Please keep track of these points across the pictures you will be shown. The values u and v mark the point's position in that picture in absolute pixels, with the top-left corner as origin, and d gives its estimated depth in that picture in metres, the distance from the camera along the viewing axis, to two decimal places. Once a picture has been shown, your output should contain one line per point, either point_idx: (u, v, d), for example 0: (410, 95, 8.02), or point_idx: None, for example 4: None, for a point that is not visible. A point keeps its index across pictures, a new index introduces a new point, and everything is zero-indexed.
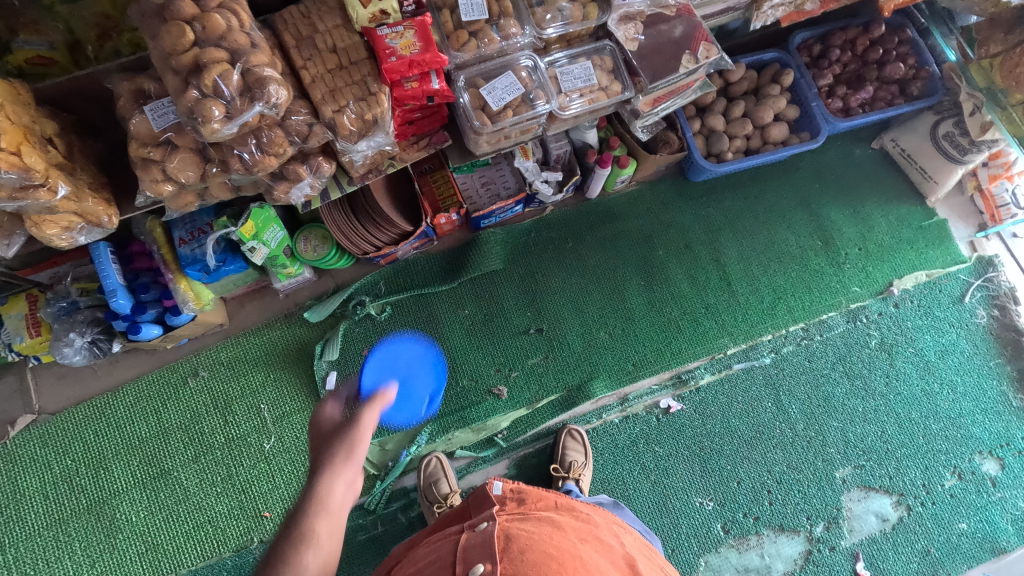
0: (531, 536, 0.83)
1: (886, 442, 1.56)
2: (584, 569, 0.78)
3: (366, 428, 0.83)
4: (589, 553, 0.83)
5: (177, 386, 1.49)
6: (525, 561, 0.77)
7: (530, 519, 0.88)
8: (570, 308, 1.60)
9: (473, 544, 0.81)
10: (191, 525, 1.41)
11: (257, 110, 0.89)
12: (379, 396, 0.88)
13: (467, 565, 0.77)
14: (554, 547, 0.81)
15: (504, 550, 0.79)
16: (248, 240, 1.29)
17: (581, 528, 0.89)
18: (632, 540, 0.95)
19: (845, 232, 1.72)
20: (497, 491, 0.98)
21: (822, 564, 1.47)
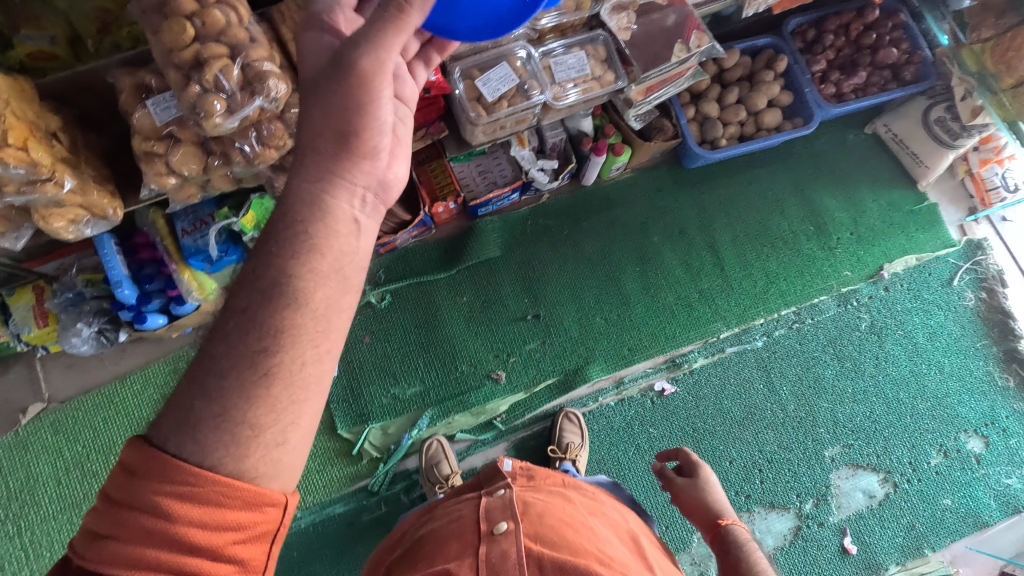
0: (547, 506, 0.88)
1: (874, 422, 1.61)
2: (596, 538, 0.84)
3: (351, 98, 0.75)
4: (599, 525, 0.88)
5: (183, 374, 1.52)
6: (545, 524, 0.83)
7: (543, 490, 0.93)
8: (566, 294, 1.63)
9: (495, 505, 0.87)
10: None
11: (258, 104, 0.92)
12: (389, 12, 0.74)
13: (491, 522, 0.83)
14: (568, 518, 0.86)
15: (524, 512, 0.85)
16: (250, 230, 1.31)
17: (591, 502, 0.94)
18: (639, 519, 1.00)
19: (837, 217, 1.74)
20: (508, 467, 0.98)
21: (811, 539, 1.53)
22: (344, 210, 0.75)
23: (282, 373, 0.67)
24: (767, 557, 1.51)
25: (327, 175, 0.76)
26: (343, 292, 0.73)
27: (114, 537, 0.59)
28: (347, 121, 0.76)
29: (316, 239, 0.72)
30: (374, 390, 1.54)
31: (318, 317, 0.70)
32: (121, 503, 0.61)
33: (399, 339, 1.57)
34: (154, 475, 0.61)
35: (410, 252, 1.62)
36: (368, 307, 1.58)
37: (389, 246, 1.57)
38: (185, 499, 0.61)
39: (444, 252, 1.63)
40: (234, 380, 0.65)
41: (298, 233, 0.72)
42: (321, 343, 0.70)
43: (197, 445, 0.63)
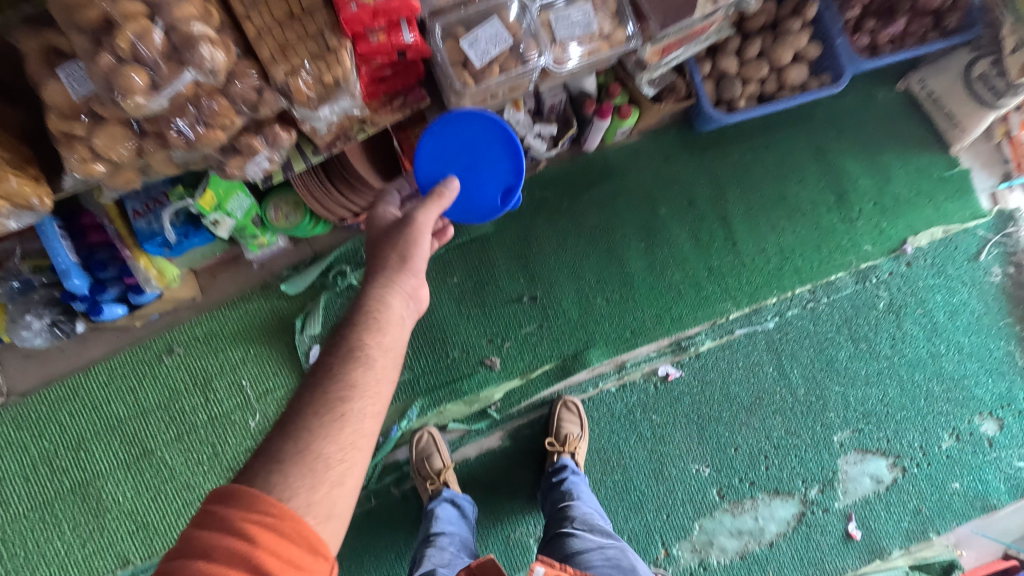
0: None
1: (886, 406, 1.54)
2: None
3: (419, 229, 1.00)
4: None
5: (152, 364, 1.41)
6: None
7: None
8: (565, 274, 1.51)
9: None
10: (182, 503, 1.39)
11: (189, 77, 0.76)
12: (437, 195, 1.02)
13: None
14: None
15: None
16: (210, 212, 1.16)
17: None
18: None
19: (861, 185, 1.60)
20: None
21: (815, 525, 1.49)
22: (396, 311, 0.95)
23: (350, 419, 0.81)
24: (769, 543, 1.47)
25: (386, 283, 0.97)
26: (394, 369, 0.91)
27: (201, 555, 0.64)
28: (402, 246, 0.99)
29: (380, 323, 0.92)
30: None
31: (376, 388, 0.86)
32: (209, 526, 0.67)
33: None
34: (244, 503, 0.69)
35: None
36: (350, 290, 1.46)
37: None
38: (267, 528, 0.68)
39: None
40: (316, 421, 0.79)
41: (368, 317, 0.92)
42: (376, 402, 0.85)
43: (282, 477, 0.73)
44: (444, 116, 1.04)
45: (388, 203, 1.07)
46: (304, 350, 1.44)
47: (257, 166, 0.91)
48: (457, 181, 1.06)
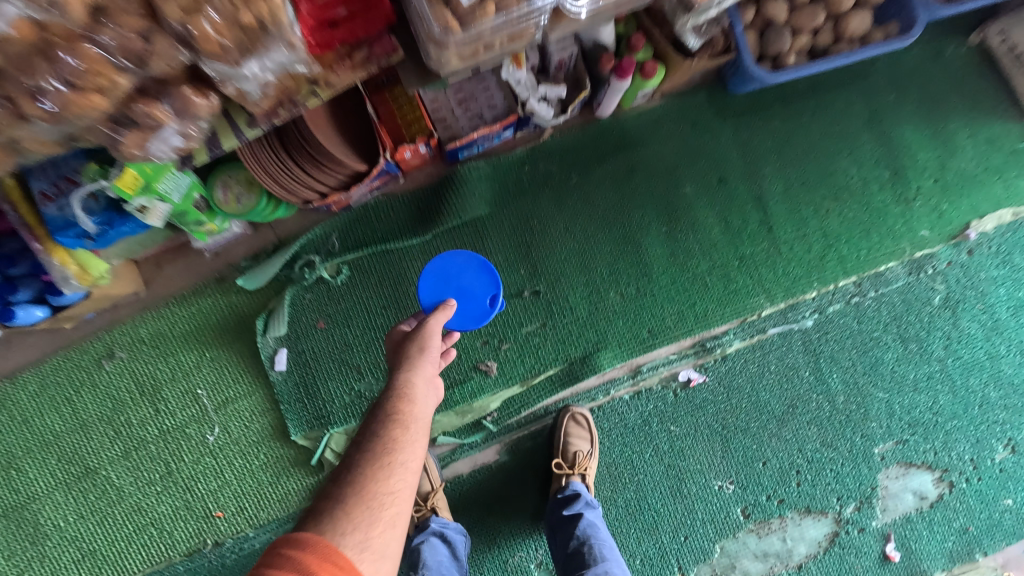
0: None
1: (936, 414, 1.35)
2: None
3: (432, 330, 0.96)
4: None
5: (90, 370, 1.21)
6: None
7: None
8: (573, 264, 1.29)
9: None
10: (132, 528, 1.21)
11: (21, 14, 0.54)
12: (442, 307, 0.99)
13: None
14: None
15: None
16: (135, 196, 0.92)
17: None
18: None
19: (921, 159, 1.36)
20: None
21: (849, 546, 1.33)
22: (427, 369, 0.93)
23: (396, 470, 0.82)
24: (797, 566, 1.31)
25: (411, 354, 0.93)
26: (425, 433, 0.90)
27: None
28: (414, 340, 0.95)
29: (411, 382, 0.90)
30: (334, 386, 1.24)
31: (414, 445, 0.86)
32: (281, 568, 0.68)
33: (362, 324, 1.25)
34: (318, 551, 0.70)
35: (372, 209, 1.26)
36: (321, 284, 1.24)
37: (343, 204, 1.20)
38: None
39: (416, 211, 1.27)
40: (366, 475, 0.81)
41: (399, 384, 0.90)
42: (415, 454, 0.85)
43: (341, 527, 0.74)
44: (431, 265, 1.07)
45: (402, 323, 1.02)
46: (268, 354, 1.23)
47: (165, 144, 0.70)
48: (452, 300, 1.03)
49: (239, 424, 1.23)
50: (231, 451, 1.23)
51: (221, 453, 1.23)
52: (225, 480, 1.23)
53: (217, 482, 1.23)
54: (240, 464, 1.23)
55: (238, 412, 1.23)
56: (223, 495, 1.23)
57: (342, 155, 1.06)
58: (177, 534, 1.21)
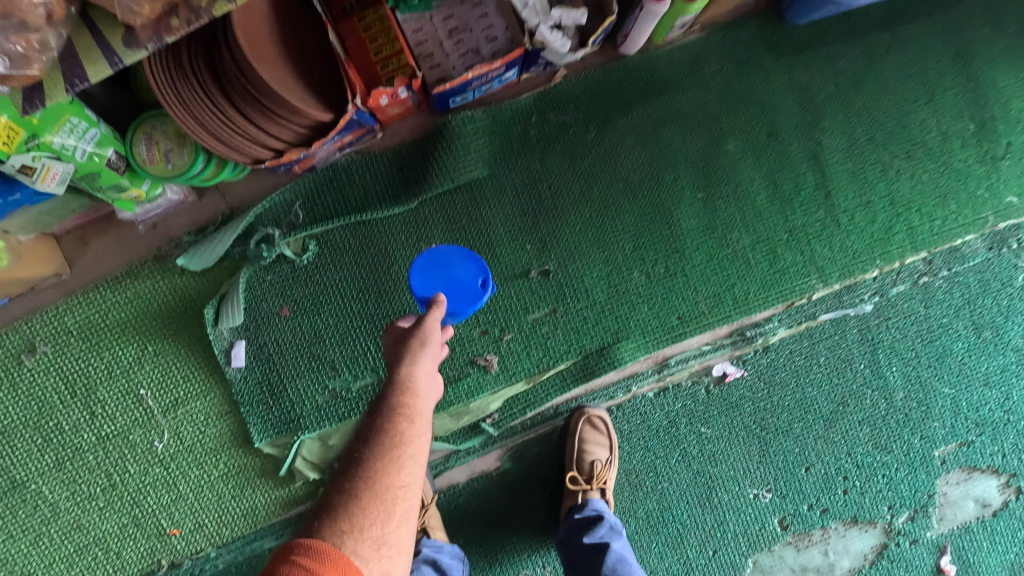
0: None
1: (1009, 412, 1.16)
2: None
3: (432, 327, 0.76)
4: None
5: (9, 368, 1.00)
6: None
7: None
8: (589, 238, 1.07)
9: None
10: (72, 549, 1.03)
11: None
12: (436, 304, 0.78)
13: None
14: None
15: None
16: (17, 153, 0.70)
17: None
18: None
19: (1014, 108, 1.12)
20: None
21: (899, 559, 1.16)
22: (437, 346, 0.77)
23: (408, 467, 0.67)
24: None
25: (419, 335, 0.75)
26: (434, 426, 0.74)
27: None
28: (417, 332, 0.75)
29: (424, 362, 0.74)
30: (303, 385, 1.04)
31: (423, 438, 0.70)
32: None
33: (335, 311, 1.03)
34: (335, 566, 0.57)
35: (343, 170, 1.02)
36: (283, 263, 1.02)
37: (306, 164, 0.97)
38: None
39: (397, 173, 1.04)
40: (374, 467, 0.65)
41: (407, 364, 0.73)
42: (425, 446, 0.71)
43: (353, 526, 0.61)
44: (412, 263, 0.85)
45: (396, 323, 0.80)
46: (222, 348, 1.02)
47: None
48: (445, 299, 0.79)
49: (193, 429, 1.04)
50: (184, 460, 1.04)
51: (173, 463, 1.04)
52: (179, 493, 1.05)
53: (170, 496, 1.05)
54: (195, 475, 1.05)
55: (190, 415, 1.04)
56: (177, 510, 1.05)
57: (293, 98, 0.81)
58: (125, 555, 1.04)
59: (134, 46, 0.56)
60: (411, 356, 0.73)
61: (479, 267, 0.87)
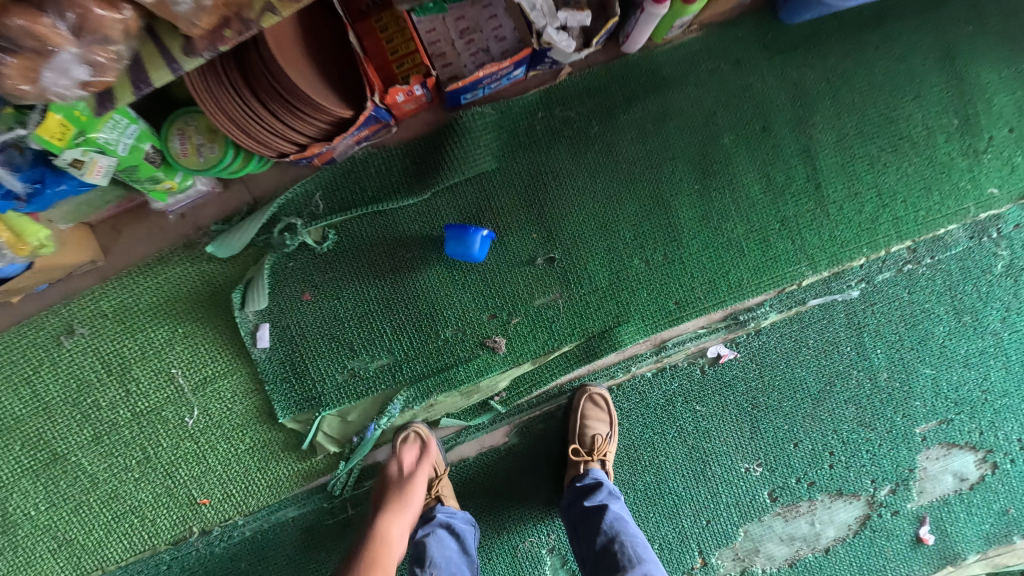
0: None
1: (986, 392, 1.23)
2: None
3: (416, 486, 1.03)
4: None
5: (49, 349, 1.07)
6: None
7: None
8: (593, 227, 1.13)
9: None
10: (110, 516, 1.11)
11: None
12: (426, 457, 1.06)
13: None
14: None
15: None
16: (68, 148, 0.76)
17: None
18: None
19: (996, 104, 1.17)
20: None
21: (880, 529, 1.24)
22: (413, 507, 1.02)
23: None
24: (824, 550, 1.24)
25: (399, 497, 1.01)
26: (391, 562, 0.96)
27: None
28: (401, 488, 1.03)
29: (399, 526, 0.99)
30: (324, 365, 1.11)
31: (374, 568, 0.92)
32: None
33: (353, 296, 1.10)
34: None
35: (360, 163, 1.08)
36: (304, 251, 1.09)
37: (326, 157, 1.03)
38: None
39: (411, 166, 1.10)
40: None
41: (385, 520, 0.99)
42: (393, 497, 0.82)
43: None
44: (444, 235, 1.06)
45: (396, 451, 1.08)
46: (247, 330, 1.09)
47: (64, 75, 0.57)
48: (423, 427, 1.10)
49: (221, 406, 1.11)
50: (212, 435, 1.12)
51: (202, 438, 1.12)
52: (208, 465, 1.12)
53: (200, 468, 1.12)
54: (224, 449, 1.12)
55: (219, 393, 1.11)
56: (207, 481, 1.12)
57: (318, 97, 0.87)
58: (159, 523, 1.12)
59: (192, 54, 0.62)
60: (389, 515, 1.00)
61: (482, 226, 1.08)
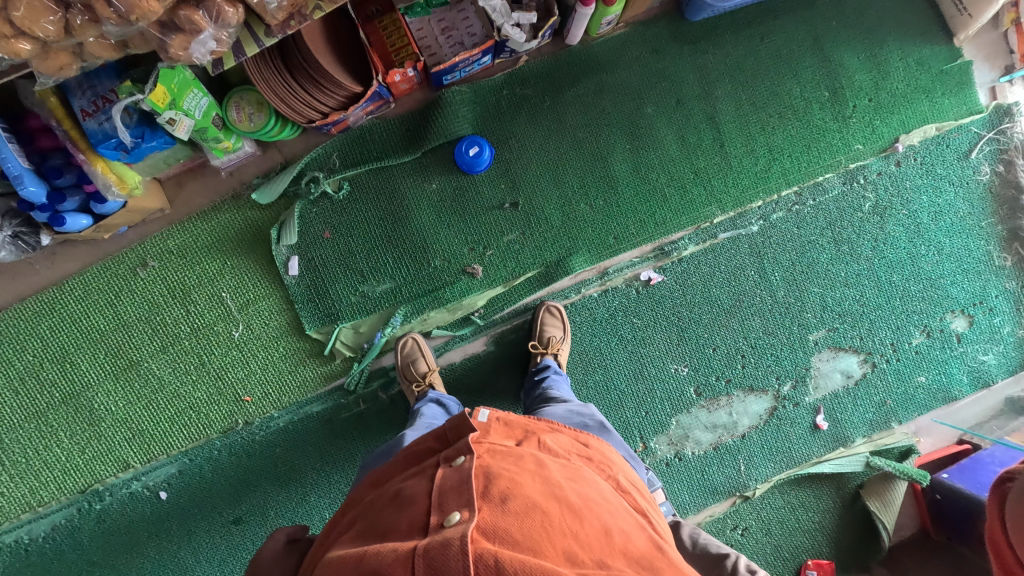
0: (516, 480, 0.68)
1: (864, 305, 1.56)
2: (603, 511, 0.69)
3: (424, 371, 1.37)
4: (594, 478, 0.77)
5: (127, 278, 1.38)
6: (508, 512, 0.64)
7: (510, 455, 0.74)
8: (548, 178, 1.47)
9: (449, 487, 0.68)
10: (173, 411, 1.41)
11: None
12: (424, 348, 1.41)
13: (442, 512, 0.65)
14: (559, 481, 0.71)
15: (483, 495, 0.66)
16: (164, 110, 1.08)
17: (577, 450, 0.83)
18: (626, 476, 0.84)
19: (857, 80, 1.54)
20: (481, 419, 0.81)
21: (785, 418, 1.55)
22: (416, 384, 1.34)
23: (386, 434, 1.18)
24: (741, 435, 1.54)
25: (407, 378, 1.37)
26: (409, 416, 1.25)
27: (394, 492, 0.74)
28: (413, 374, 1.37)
29: None
30: (341, 288, 1.43)
31: None
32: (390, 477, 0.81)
33: (363, 233, 1.42)
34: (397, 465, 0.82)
35: (367, 131, 1.42)
36: (325, 199, 1.41)
37: (342, 125, 1.36)
38: (387, 474, 0.83)
39: (406, 132, 1.43)
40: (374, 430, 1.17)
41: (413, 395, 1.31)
42: None
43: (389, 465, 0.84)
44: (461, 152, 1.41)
45: (404, 350, 1.39)
46: (281, 260, 1.41)
47: (203, 47, 0.88)
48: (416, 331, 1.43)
49: (261, 321, 1.42)
50: (254, 345, 1.43)
51: (246, 347, 1.42)
52: (251, 368, 1.42)
53: (245, 371, 1.42)
54: (262, 356, 1.43)
55: (259, 311, 1.42)
56: (250, 382, 1.42)
57: (338, 75, 1.21)
58: (212, 415, 1.41)
59: (270, 35, 0.96)
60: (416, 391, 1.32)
61: (482, 144, 1.43)
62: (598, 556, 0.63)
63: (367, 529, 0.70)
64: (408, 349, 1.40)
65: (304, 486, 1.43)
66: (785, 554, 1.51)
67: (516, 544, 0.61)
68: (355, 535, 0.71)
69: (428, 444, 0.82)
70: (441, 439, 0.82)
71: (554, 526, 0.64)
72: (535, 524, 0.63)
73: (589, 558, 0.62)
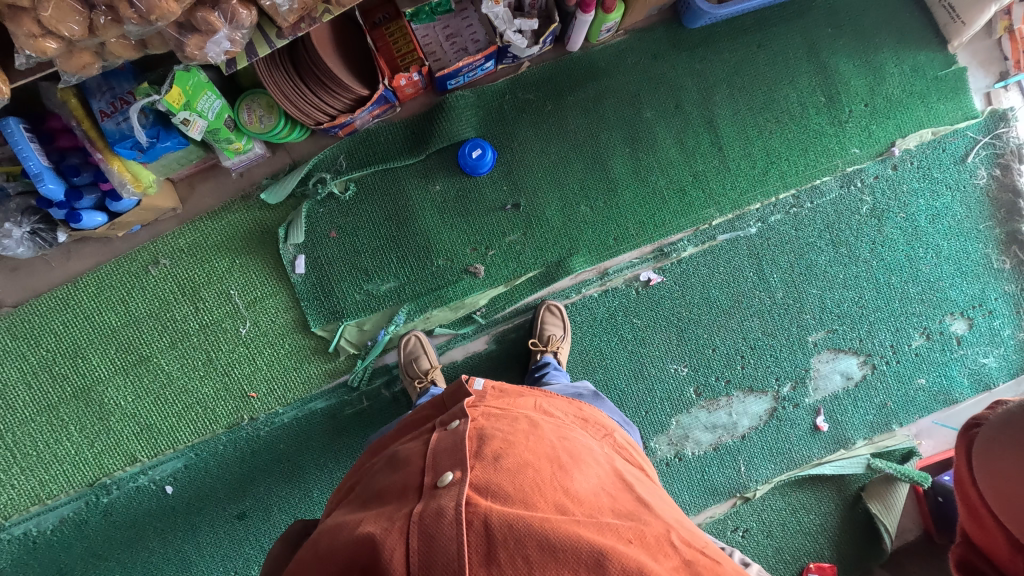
0: (509, 440, 0.71)
1: (862, 307, 1.57)
2: (593, 470, 0.71)
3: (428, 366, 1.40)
4: (586, 437, 0.79)
5: (139, 275, 1.42)
6: (501, 470, 0.66)
7: (504, 418, 0.76)
8: (548, 180, 1.50)
9: (444, 449, 0.70)
10: (181, 406, 1.43)
11: None
12: (427, 345, 1.43)
13: (436, 473, 0.67)
14: (552, 441, 0.73)
15: (476, 454, 0.68)
16: (179, 110, 1.12)
17: (572, 413, 0.86)
18: (620, 436, 0.87)
19: (853, 86, 1.57)
20: (477, 386, 0.84)
21: (785, 419, 1.55)
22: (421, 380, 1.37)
23: None
24: (741, 436, 1.54)
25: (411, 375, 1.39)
26: None
27: (392, 454, 0.76)
28: (416, 373, 1.38)
29: None
30: (346, 287, 1.46)
31: None
32: (391, 442, 0.84)
33: (368, 233, 1.46)
34: (399, 432, 0.85)
35: (373, 133, 1.46)
36: (332, 199, 1.46)
37: (349, 128, 1.41)
38: (388, 440, 0.85)
39: (411, 134, 1.48)
40: None
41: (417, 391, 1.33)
42: None
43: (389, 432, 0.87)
44: (466, 154, 1.45)
45: (408, 347, 1.42)
46: (289, 259, 1.45)
47: (217, 47, 0.94)
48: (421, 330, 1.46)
49: (267, 318, 1.46)
50: (260, 341, 1.46)
51: (252, 344, 1.45)
52: (257, 364, 1.45)
53: (251, 367, 1.45)
54: (268, 352, 1.46)
55: (265, 308, 1.46)
56: (256, 378, 1.45)
57: (346, 78, 1.26)
58: (218, 410, 1.44)
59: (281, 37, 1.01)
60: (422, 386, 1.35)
61: (485, 147, 1.47)
62: (588, 508, 0.65)
63: (365, 490, 0.73)
64: (413, 345, 1.42)
65: (307, 482, 1.45)
66: (787, 556, 1.51)
67: (508, 498, 0.62)
68: (354, 498, 0.73)
69: (426, 412, 0.86)
70: (438, 407, 0.85)
71: (545, 484, 0.65)
72: (526, 481, 0.65)
73: (579, 510, 0.64)
